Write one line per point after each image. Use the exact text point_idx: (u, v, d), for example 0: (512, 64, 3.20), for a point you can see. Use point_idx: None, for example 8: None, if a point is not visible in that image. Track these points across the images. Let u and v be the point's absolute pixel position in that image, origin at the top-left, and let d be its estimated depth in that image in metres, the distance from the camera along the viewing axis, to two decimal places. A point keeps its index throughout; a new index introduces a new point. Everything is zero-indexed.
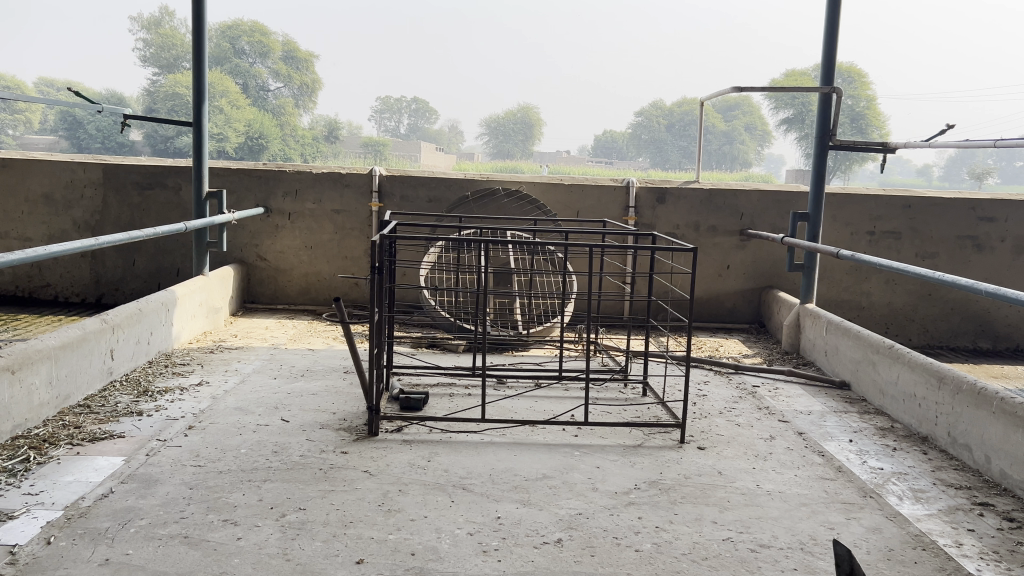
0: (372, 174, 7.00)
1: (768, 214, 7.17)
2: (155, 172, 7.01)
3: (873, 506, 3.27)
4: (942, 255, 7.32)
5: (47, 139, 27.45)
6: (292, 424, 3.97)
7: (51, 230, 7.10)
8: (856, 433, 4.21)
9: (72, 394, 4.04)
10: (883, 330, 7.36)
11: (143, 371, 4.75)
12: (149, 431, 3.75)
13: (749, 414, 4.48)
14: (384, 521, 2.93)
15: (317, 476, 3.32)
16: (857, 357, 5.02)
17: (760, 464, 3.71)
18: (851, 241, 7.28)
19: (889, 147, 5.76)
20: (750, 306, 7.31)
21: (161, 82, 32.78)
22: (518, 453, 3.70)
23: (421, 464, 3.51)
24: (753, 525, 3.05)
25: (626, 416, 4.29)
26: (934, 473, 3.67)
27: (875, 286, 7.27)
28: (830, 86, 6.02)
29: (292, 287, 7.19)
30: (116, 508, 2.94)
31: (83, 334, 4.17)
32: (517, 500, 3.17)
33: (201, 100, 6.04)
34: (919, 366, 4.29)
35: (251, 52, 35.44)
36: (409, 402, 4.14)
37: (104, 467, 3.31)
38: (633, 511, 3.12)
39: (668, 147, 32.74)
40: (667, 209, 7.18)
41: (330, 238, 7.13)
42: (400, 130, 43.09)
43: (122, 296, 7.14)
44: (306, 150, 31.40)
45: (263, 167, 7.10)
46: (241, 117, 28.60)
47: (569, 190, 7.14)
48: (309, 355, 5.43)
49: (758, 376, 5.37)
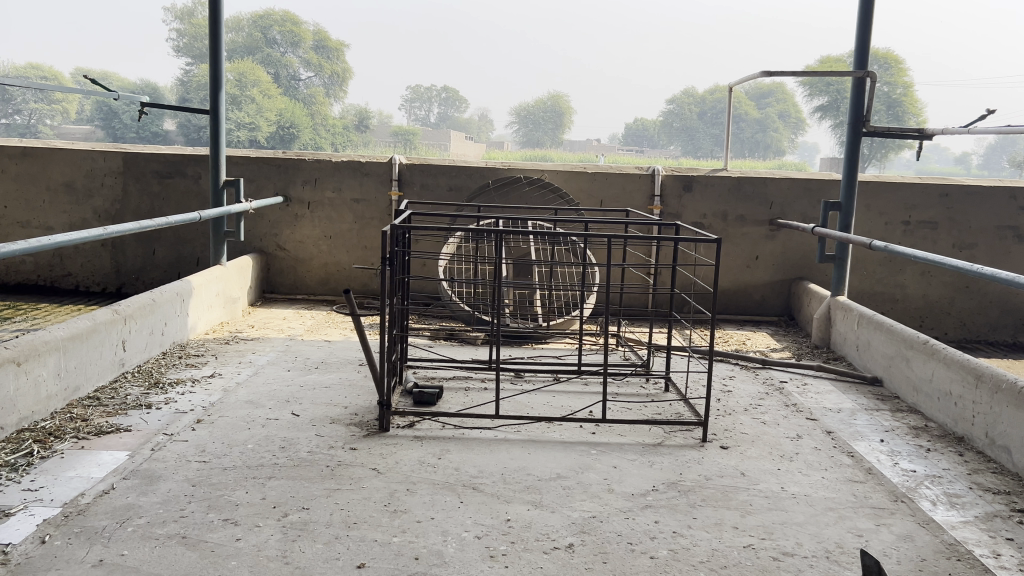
0: (392, 163, 6.89)
1: (798, 203, 6.95)
2: (176, 161, 6.98)
3: (905, 511, 3.11)
4: (981, 246, 7.06)
5: (84, 128, 27.86)
6: (303, 418, 3.88)
7: (71, 219, 7.09)
8: (887, 432, 4.03)
9: (82, 386, 3.98)
10: (917, 323, 7.12)
11: (156, 362, 4.69)
12: (156, 425, 3.68)
13: (776, 412, 4.31)
14: (389, 522, 2.82)
15: (324, 473, 3.22)
16: (890, 352, 4.83)
17: (785, 465, 3.55)
18: (884, 231, 7.04)
19: (926, 133, 5.53)
20: (780, 298, 7.11)
21: (193, 71, 33.02)
22: (532, 450, 3.58)
23: (431, 461, 3.40)
24: (776, 531, 2.89)
25: (646, 413, 4.14)
26: (970, 476, 3.48)
27: (909, 278, 7.03)
28: (864, 70, 5.80)
29: (311, 277, 7.12)
30: (116, 506, 2.86)
31: (93, 325, 4.11)
32: (528, 502, 3.04)
33: (218, 88, 5.96)
34: (956, 363, 4.09)
35: (282, 41, 35.61)
36: (421, 397, 4.03)
37: (108, 462, 3.24)
38: (649, 514, 2.98)
39: (699, 135, 32.29)
40: (694, 197, 6.99)
41: (350, 227, 7.04)
42: (430, 121, 42.93)
43: (143, 285, 7.12)
44: (336, 139, 31.32)
45: (282, 155, 7.02)
46: (272, 106, 28.66)
47: (593, 179, 6.98)
48: (325, 347, 5.35)
49: (786, 370, 5.19)
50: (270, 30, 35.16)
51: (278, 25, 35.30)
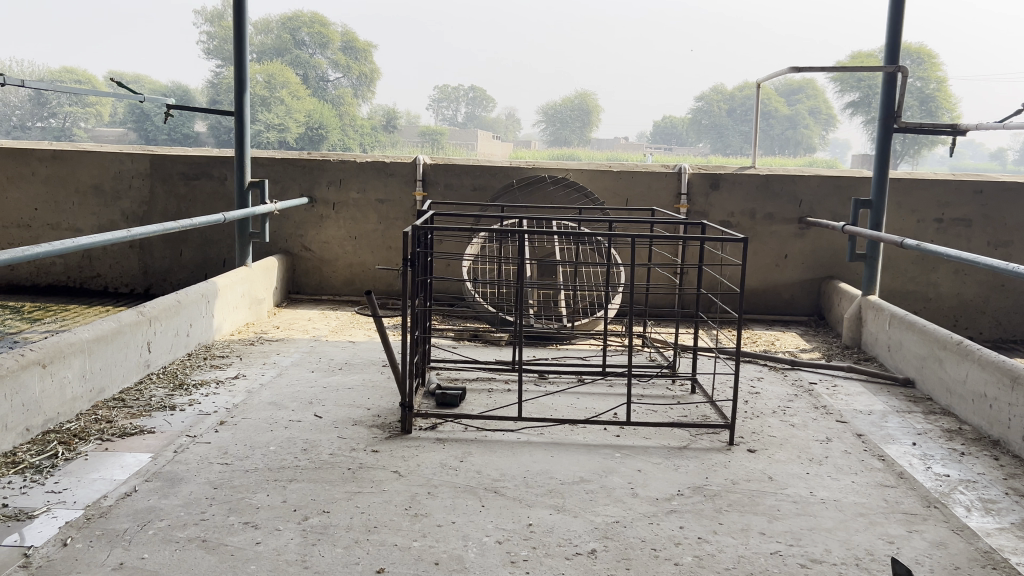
0: (416, 163, 6.88)
1: (828, 201, 6.83)
2: (202, 162, 7.03)
3: (938, 517, 3.02)
4: (1017, 244, 6.89)
5: (117, 131, 28.24)
6: (325, 419, 3.87)
7: (100, 221, 7.16)
8: (920, 435, 3.94)
9: (107, 387, 4.00)
10: (951, 323, 6.97)
11: (181, 363, 4.71)
12: (180, 426, 3.69)
13: (804, 414, 4.23)
14: (409, 526, 2.79)
15: (345, 476, 3.20)
16: (922, 353, 4.72)
17: (814, 469, 3.48)
18: (917, 229, 6.90)
19: (959, 129, 5.40)
20: (809, 298, 7.00)
21: (223, 73, 33.33)
22: (555, 453, 3.54)
23: (453, 464, 3.37)
24: (804, 537, 2.82)
25: (672, 415, 4.09)
26: (1006, 481, 3.38)
27: (943, 277, 6.89)
28: (895, 64, 5.67)
29: (336, 277, 7.14)
30: (137, 509, 2.86)
31: (118, 327, 4.13)
32: (551, 506, 3.00)
33: (243, 90, 5.98)
34: (990, 365, 3.98)
35: (311, 43, 35.83)
36: (444, 399, 4.01)
37: (131, 464, 3.25)
38: (674, 520, 2.93)
39: (728, 131, 31.95)
40: (721, 195, 6.90)
41: (375, 228, 7.04)
42: (457, 120, 42.98)
43: (170, 286, 7.17)
44: (364, 139, 31.44)
45: (307, 156, 7.04)
46: (301, 107, 28.83)
47: (618, 177, 6.91)
48: (349, 348, 5.34)
49: (816, 372, 5.10)
50: (299, 32, 35.41)
51: (307, 26, 35.49)
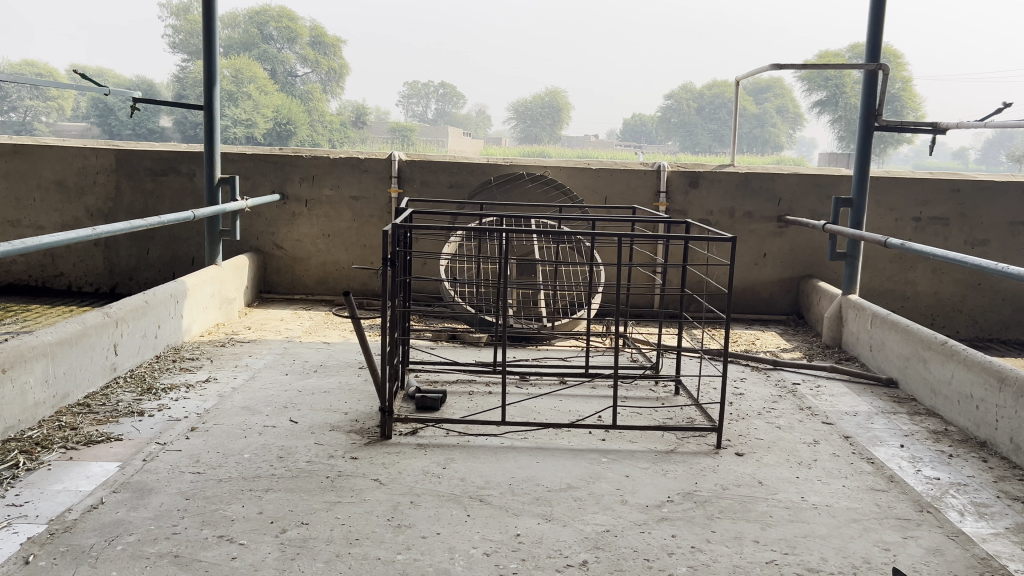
0: (391, 160, 6.75)
1: (806, 199, 6.81)
2: (170, 158, 6.83)
3: (932, 522, 2.97)
4: (993, 243, 6.92)
5: (79, 126, 27.61)
6: (301, 425, 3.74)
7: (63, 218, 6.94)
8: (907, 437, 3.89)
9: (71, 393, 3.83)
10: (929, 321, 6.98)
11: (149, 366, 4.54)
12: (149, 433, 3.53)
13: (790, 416, 4.17)
14: (392, 539, 2.68)
15: (323, 485, 3.08)
16: (906, 354, 4.69)
17: (804, 473, 3.41)
18: (895, 227, 6.91)
19: (939, 127, 5.39)
20: (788, 297, 6.97)
21: (188, 68, 32.79)
22: (541, 459, 3.44)
23: (436, 471, 3.26)
24: (799, 545, 2.75)
25: (657, 417, 4.01)
26: (996, 484, 3.34)
27: (921, 275, 6.90)
28: (876, 62, 5.65)
29: (309, 276, 6.98)
30: (105, 522, 2.72)
31: (83, 329, 3.96)
32: (539, 514, 2.90)
33: (212, 83, 5.80)
34: (977, 365, 3.95)
35: (279, 37, 35.34)
36: (424, 402, 3.90)
37: (97, 474, 3.09)
38: (666, 528, 2.84)
39: (698, 129, 32.04)
40: (700, 193, 6.84)
41: (349, 226, 6.89)
42: (428, 116, 42.72)
43: (137, 285, 6.97)
44: (333, 135, 31.07)
45: (279, 151, 6.87)
46: (269, 103, 28.42)
47: (596, 175, 6.84)
48: (324, 349, 5.19)
49: (798, 372, 5.06)
50: (266, 26, 34.92)
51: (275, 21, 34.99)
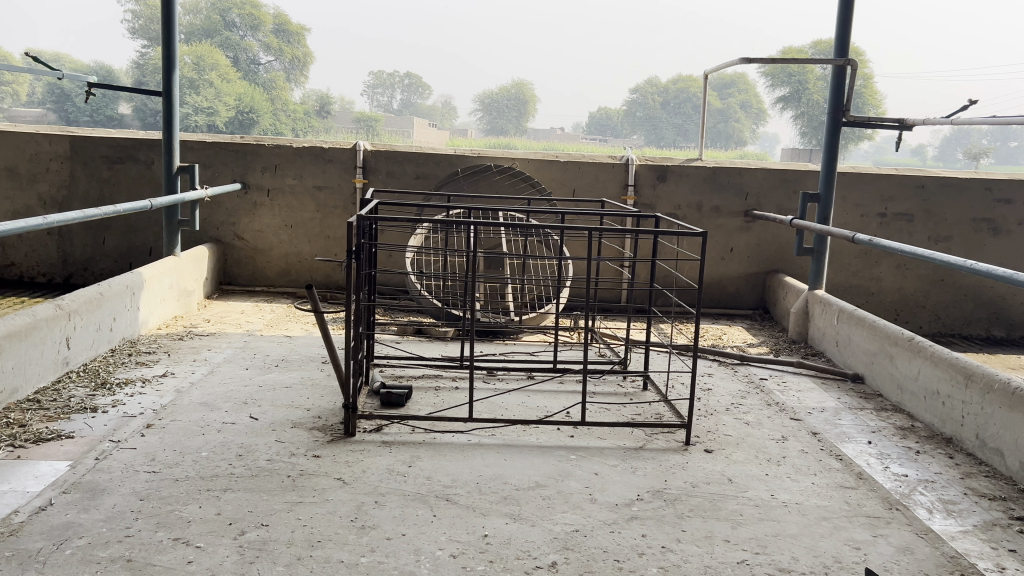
0: (356, 149, 6.62)
1: (774, 194, 6.81)
2: (126, 145, 6.64)
3: (902, 520, 2.95)
4: (956, 239, 6.99)
5: (34, 111, 26.84)
6: (261, 422, 3.63)
7: (14, 206, 6.71)
8: (874, 433, 3.89)
9: (20, 388, 3.68)
10: (892, 317, 7.05)
11: (104, 360, 4.39)
12: (102, 430, 3.41)
13: (758, 411, 4.15)
14: (356, 540, 2.59)
15: (284, 485, 2.98)
16: (872, 349, 4.70)
17: (773, 470, 3.39)
18: (860, 223, 6.95)
19: (906, 124, 5.40)
20: (754, 291, 6.99)
21: (147, 53, 32.09)
22: (508, 456, 3.38)
23: (401, 470, 3.17)
24: (770, 544, 2.72)
25: (626, 414, 3.97)
26: (963, 481, 3.35)
27: (885, 271, 6.95)
28: (844, 57, 5.65)
29: (271, 268, 6.83)
30: (53, 525, 2.60)
31: (34, 322, 3.81)
32: (506, 514, 2.84)
33: (172, 69, 5.64)
34: (943, 361, 3.96)
35: (242, 24, 34.71)
36: (389, 398, 3.82)
37: (46, 474, 2.96)
38: (636, 527, 2.79)
39: (663, 124, 32.12)
40: (668, 187, 6.82)
41: (312, 217, 6.76)
42: (393, 106, 42.38)
43: (92, 276, 6.78)
44: (298, 124, 30.61)
45: (241, 140, 6.71)
46: (231, 90, 27.96)
47: (564, 168, 6.78)
48: (286, 343, 5.08)
49: (766, 367, 5.06)
50: (229, 12, 34.31)
51: (237, 8, 34.39)
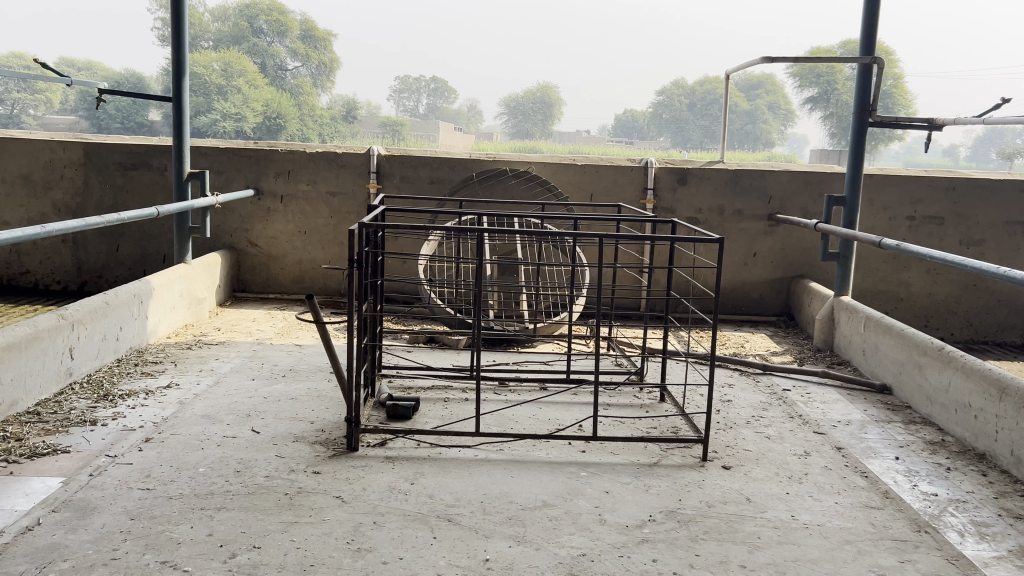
0: (370, 154, 6.53)
1: (798, 196, 6.62)
2: (140, 151, 6.60)
3: (931, 544, 2.78)
4: (989, 243, 6.76)
5: (67, 118, 26.92)
6: (263, 435, 3.53)
7: (29, 214, 6.70)
8: (902, 448, 3.71)
9: (20, 400, 3.61)
10: (922, 323, 6.82)
11: (108, 371, 4.32)
12: (100, 445, 3.32)
13: (780, 425, 3.98)
14: (351, 564, 2.47)
15: (280, 504, 2.87)
16: (900, 359, 4.52)
17: (794, 488, 3.22)
18: (889, 226, 6.73)
19: (934, 123, 5.19)
20: (778, 297, 6.80)
21: None
22: (515, 473, 3.25)
23: (403, 488, 3.05)
24: (788, 570, 2.56)
25: (640, 427, 3.82)
26: (997, 500, 3.16)
27: (915, 276, 6.73)
28: (870, 55, 5.46)
29: (284, 275, 6.76)
30: (38, 546, 2.51)
31: (35, 332, 3.74)
32: (510, 537, 2.70)
33: (182, 73, 5.58)
34: (974, 373, 3.77)
35: (269, 31, 34.74)
36: (395, 411, 3.70)
37: (37, 491, 2.88)
38: (646, 552, 2.64)
39: (689, 126, 31.79)
40: (688, 191, 6.65)
41: (326, 223, 6.67)
42: (420, 111, 42.34)
43: (106, 283, 6.75)
44: (325, 130, 30.61)
45: (254, 145, 6.65)
46: (258, 97, 28.06)
47: (582, 171, 6.63)
48: (295, 352, 4.99)
49: (788, 377, 4.88)
50: (257, 19, 34.35)
51: (265, 15, 34.38)
